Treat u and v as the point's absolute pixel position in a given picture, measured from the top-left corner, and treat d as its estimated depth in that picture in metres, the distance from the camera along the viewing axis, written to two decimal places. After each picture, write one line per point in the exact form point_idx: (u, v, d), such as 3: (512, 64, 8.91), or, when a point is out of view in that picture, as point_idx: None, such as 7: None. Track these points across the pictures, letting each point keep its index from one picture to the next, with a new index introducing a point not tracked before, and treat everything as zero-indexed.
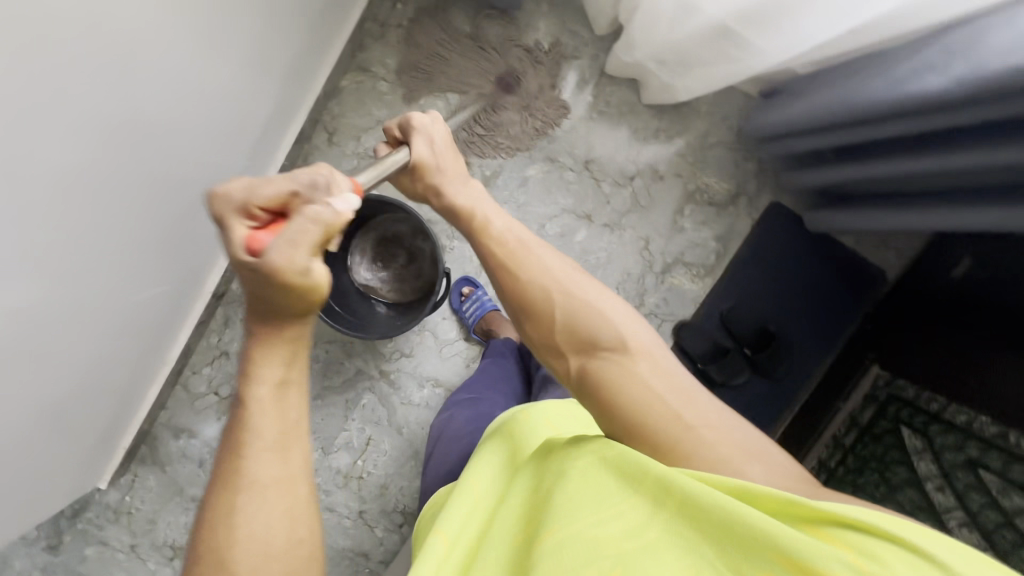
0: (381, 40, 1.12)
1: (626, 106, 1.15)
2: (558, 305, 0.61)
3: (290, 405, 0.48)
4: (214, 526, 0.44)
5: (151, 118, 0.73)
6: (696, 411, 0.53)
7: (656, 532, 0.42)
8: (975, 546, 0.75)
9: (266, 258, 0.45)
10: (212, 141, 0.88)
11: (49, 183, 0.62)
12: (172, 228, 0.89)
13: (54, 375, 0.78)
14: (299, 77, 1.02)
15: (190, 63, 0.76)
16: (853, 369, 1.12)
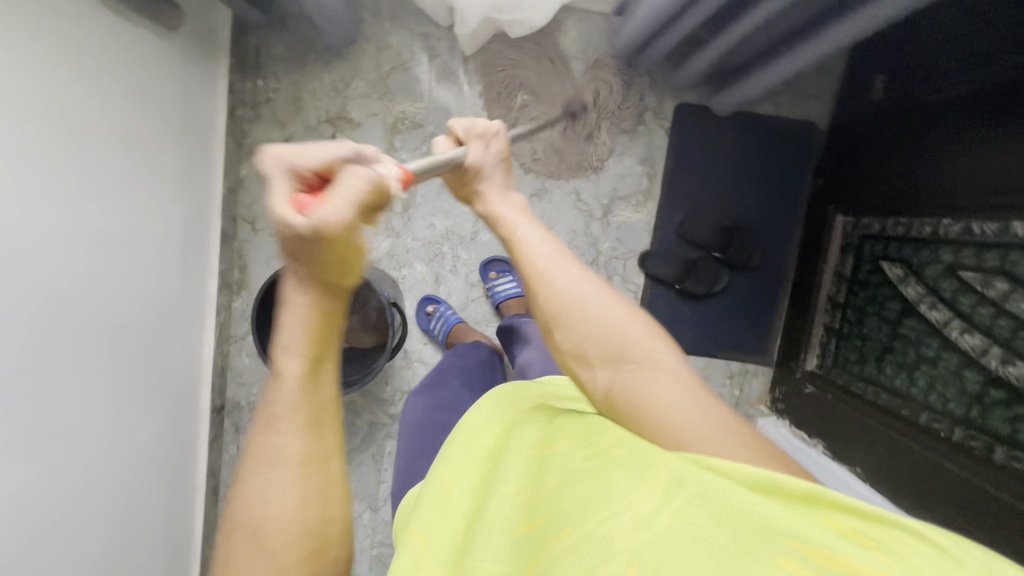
0: (257, 118, 1.14)
1: (501, 79, 1.15)
2: (592, 307, 0.54)
3: (325, 390, 0.46)
4: (253, 504, 0.43)
5: (89, 273, 0.76)
6: (728, 430, 0.48)
7: (667, 520, 0.37)
8: (979, 348, 0.72)
9: (313, 216, 0.38)
10: (139, 281, 0.89)
11: (24, 366, 0.65)
12: (140, 363, 0.91)
13: (98, 537, 0.81)
14: (195, 182, 1.04)
15: (102, 212, 0.79)
16: (821, 225, 1.09)
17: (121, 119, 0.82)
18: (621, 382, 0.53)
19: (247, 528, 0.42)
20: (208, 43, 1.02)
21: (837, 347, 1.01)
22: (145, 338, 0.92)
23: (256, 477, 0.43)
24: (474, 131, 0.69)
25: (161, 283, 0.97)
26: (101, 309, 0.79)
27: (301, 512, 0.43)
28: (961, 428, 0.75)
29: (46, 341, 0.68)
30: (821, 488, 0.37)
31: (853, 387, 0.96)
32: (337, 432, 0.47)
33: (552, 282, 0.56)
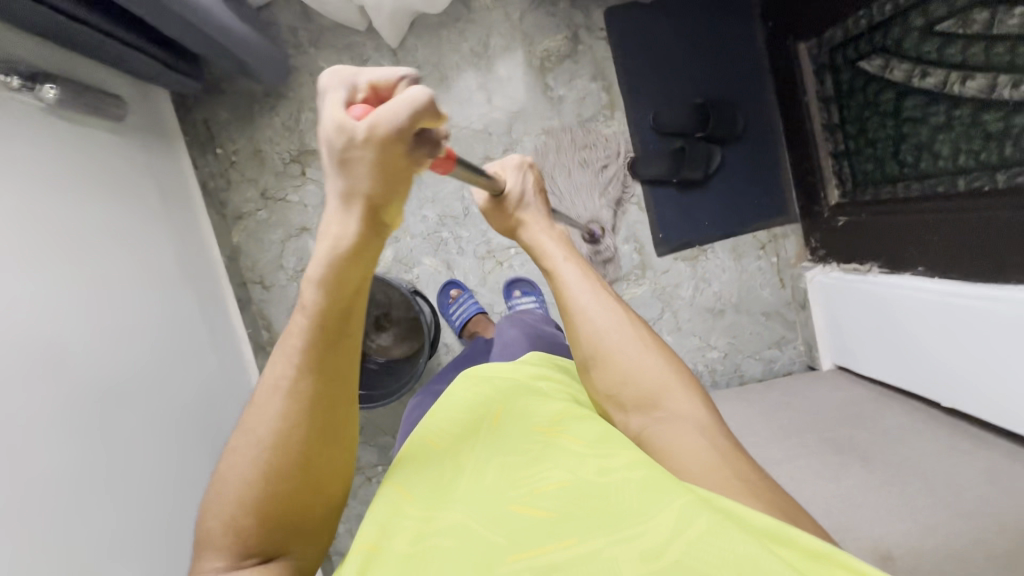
0: (229, 184, 1.17)
1: (434, 56, 1.16)
2: (626, 357, 0.64)
3: (344, 336, 0.51)
4: (258, 418, 0.51)
5: (104, 376, 0.78)
6: (740, 470, 0.54)
7: (674, 556, 0.42)
8: (986, 89, 0.69)
9: (371, 121, 0.41)
10: (170, 364, 0.92)
11: (55, 485, 0.67)
12: (198, 444, 0.95)
13: None
14: (197, 262, 1.08)
15: (102, 316, 0.81)
16: (788, 65, 1.07)
17: (105, 218, 0.86)
18: (649, 421, 0.61)
19: (246, 442, 0.51)
20: (158, 131, 1.07)
21: (853, 167, 0.99)
22: (193, 418, 0.95)
23: (262, 400, 0.51)
24: (509, 166, 0.78)
25: (196, 361, 1.00)
26: (137, 401, 0.83)
27: (291, 438, 0.50)
28: (1004, 171, 0.70)
29: (81, 453, 0.72)
30: (844, 555, 0.41)
31: (883, 197, 0.93)
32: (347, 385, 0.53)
33: (594, 326, 0.66)
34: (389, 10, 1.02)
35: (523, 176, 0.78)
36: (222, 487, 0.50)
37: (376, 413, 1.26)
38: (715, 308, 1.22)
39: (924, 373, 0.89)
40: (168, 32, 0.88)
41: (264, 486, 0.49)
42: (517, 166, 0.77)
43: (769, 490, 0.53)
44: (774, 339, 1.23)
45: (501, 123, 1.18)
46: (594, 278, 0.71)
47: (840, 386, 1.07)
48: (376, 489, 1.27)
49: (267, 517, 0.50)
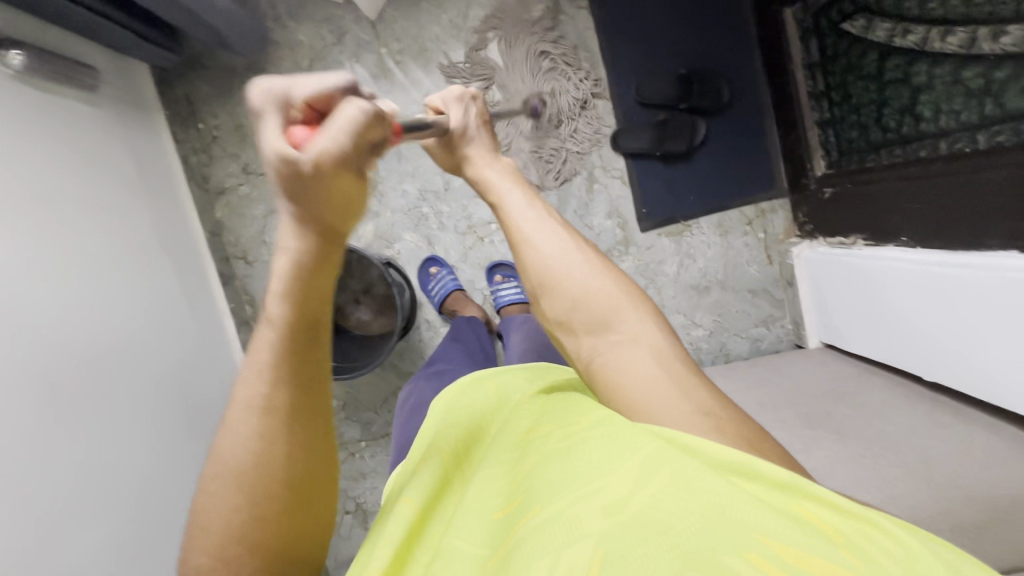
0: (211, 159, 1.18)
1: (414, 28, 1.14)
2: (576, 283, 0.60)
3: (314, 348, 0.48)
4: (226, 442, 0.47)
5: (76, 340, 0.79)
6: (702, 400, 0.53)
7: (639, 505, 0.41)
8: (965, 44, 0.66)
9: (309, 152, 0.37)
10: (146, 332, 0.93)
11: (25, 441, 0.68)
12: (178, 413, 0.96)
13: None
14: (176, 236, 1.09)
15: (76, 282, 0.82)
16: (774, 32, 1.04)
17: (79, 185, 0.87)
18: (603, 347, 0.59)
19: (217, 466, 0.47)
20: (136, 105, 1.07)
21: (839, 135, 0.96)
22: (172, 389, 0.96)
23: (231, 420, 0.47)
24: (451, 100, 0.72)
25: (176, 332, 1.02)
26: (112, 366, 0.84)
27: (271, 455, 0.47)
28: (985, 130, 0.67)
29: (54, 412, 0.73)
30: (802, 479, 0.40)
31: (868, 165, 0.90)
32: (323, 388, 0.50)
33: (544, 257, 0.62)
34: None
35: (465, 110, 0.73)
36: (198, 518, 0.47)
37: (360, 390, 1.27)
38: (700, 285, 1.20)
39: (912, 360, 0.86)
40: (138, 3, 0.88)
41: (245, 506, 0.46)
42: (458, 97, 0.72)
43: (733, 418, 0.52)
44: (761, 316, 1.21)
45: (481, 96, 1.16)
46: (542, 207, 0.67)
47: (825, 363, 1.04)
48: (360, 465, 1.28)
49: (257, 538, 0.47)
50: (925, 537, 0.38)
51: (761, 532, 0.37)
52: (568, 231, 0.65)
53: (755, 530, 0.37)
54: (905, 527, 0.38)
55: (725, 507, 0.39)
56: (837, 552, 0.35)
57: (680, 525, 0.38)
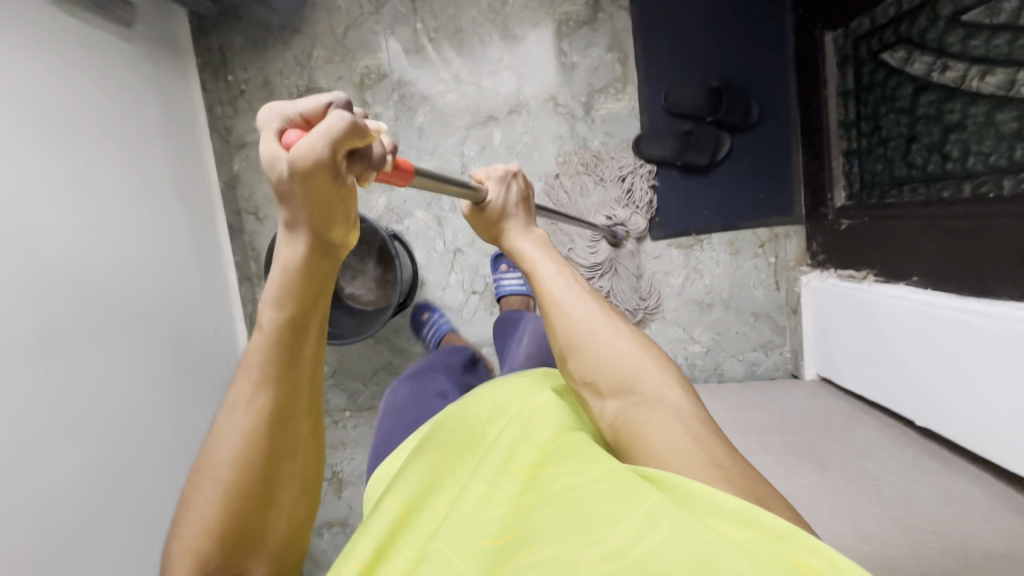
0: (236, 113, 1.19)
1: (452, 7, 1.15)
2: (602, 345, 0.62)
3: (304, 350, 0.50)
4: (216, 434, 0.49)
5: (80, 267, 0.80)
6: (723, 459, 0.51)
7: (637, 553, 0.38)
8: (1004, 85, 0.64)
9: (288, 153, 0.40)
10: (147, 271, 0.94)
11: (21, 354, 0.69)
12: (168, 357, 0.97)
13: (133, 524, 0.85)
14: (192, 183, 1.10)
15: (88, 212, 0.83)
16: (812, 56, 1.02)
17: (101, 117, 0.88)
18: (627, 406, 0.59)
19: (206, 455, 0.49)
20: (170, 48, 1.09)
21: (863, 167, 0.94)
22: (167, 330, 0.97)
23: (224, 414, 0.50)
24: (493, 175, 0.75)
25: (180, 276, 1.03)
26: (111, 298, 0.85)
27: (251, 451, 0.48)
28: (1012, 176, 0.65)
29: (51, 334, 0.74)
30: (800, 533, 0.38)
31: (887, 200, 0.88)
32: (309, 392, 0.51)
33: (572, 321, 0.64)
34: None
35: (505, 187, 0.75)
36: (182, 503, 0.49)
37: (351, 360, 1.27)
38: (703, 302, 1.19)
39: (906, 407, 0.84)
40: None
41: (223, 494, 0.48)
42: (501, 177, 0.75)
43: (752, 479, 0.49)
44: (761, 341, 1.19)
45: (510, 83, 1.16)
46: (573, 277, 0.69)
47: (819, 396, 1.03)
48: (342, 434, 1.29)
49: (227, 527, 0.48)
50: None
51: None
52: (596, 296, 0.68)
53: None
54: None
55: (723, 559, 0.36)
56: None
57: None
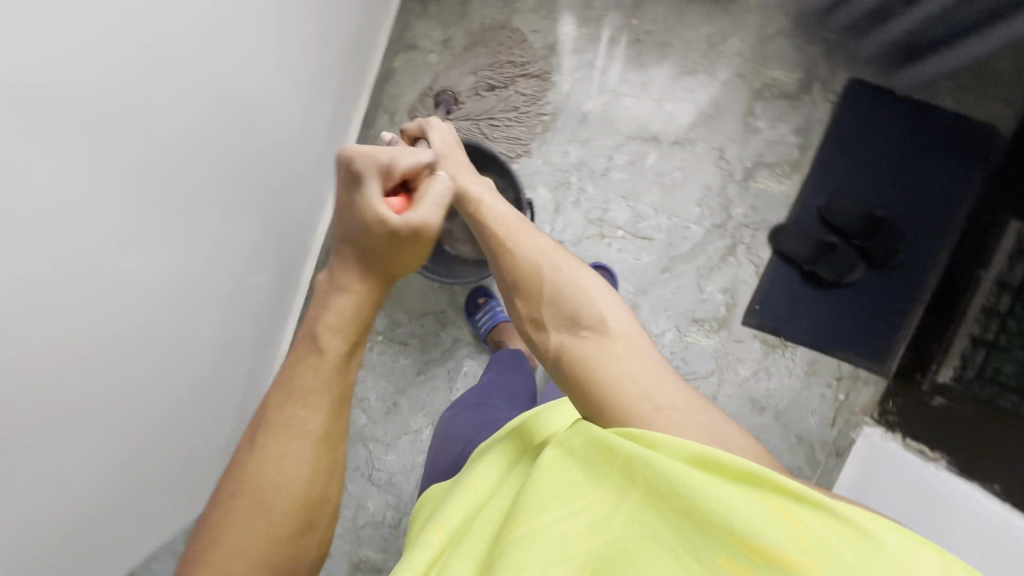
0: (423, 17, 1.18)
1: (672, 19, 1.13)
2: (547, 273, 0.61)
3: (342, 376, 0.57)
4: (252, 460, 0.53)
5: (247, 92, 0.77)
6: (675, 401, 0.52)
7: (622, 521, 0.41)
8: None
9: (420, 217, 0.57)
10: (290, 116, 0.91)
11: (174, 146, 0.66)
12: (267, 211, 0.94)
13: (187, 360, 0.82)
14: (357, 60, 1.08)
15: (275, 41, 0.81)
16: (987, 234, 1.01)
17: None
18: (572, 342, 0.58)
19: (240, 477, 0.53)
20: None
21: (988, 360, 0.94)
22: (279, 184, 0.95)
23: (261, 438, 0.53)
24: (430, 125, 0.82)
25: (307, 138, 0.99)
26: (254, 134, 0.82)
27: (297, 478, 0.53)
28: None
29: (202, 145, 0.71)
30: (759, 468, 0.40)
31: (1000, 404, 0.89)
32: (348, 412, 0.58)
33: (517, 252, 0.64)
34: None
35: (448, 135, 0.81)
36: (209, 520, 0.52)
37: (408, 291, 1.27)
38: (757, 403, 1.15)
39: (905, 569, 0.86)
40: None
41: (255, 516, 0.51)
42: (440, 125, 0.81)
43: (724, 436, 0.49)
44: (793, 467, 1.13)
45: (688, 115, 1.14)
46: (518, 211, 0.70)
47: None
48: (364, 354, 1.27)
49: (266, 550, 0.51)
50: (883, 522, 0.39)
51: (730, 516, 0.37)
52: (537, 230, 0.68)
53: (720, 506, 0.38)
54: (866, 518, 0.38)
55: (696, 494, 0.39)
56: (798, 544, 0.36)
57: (666, 535, 0.39)
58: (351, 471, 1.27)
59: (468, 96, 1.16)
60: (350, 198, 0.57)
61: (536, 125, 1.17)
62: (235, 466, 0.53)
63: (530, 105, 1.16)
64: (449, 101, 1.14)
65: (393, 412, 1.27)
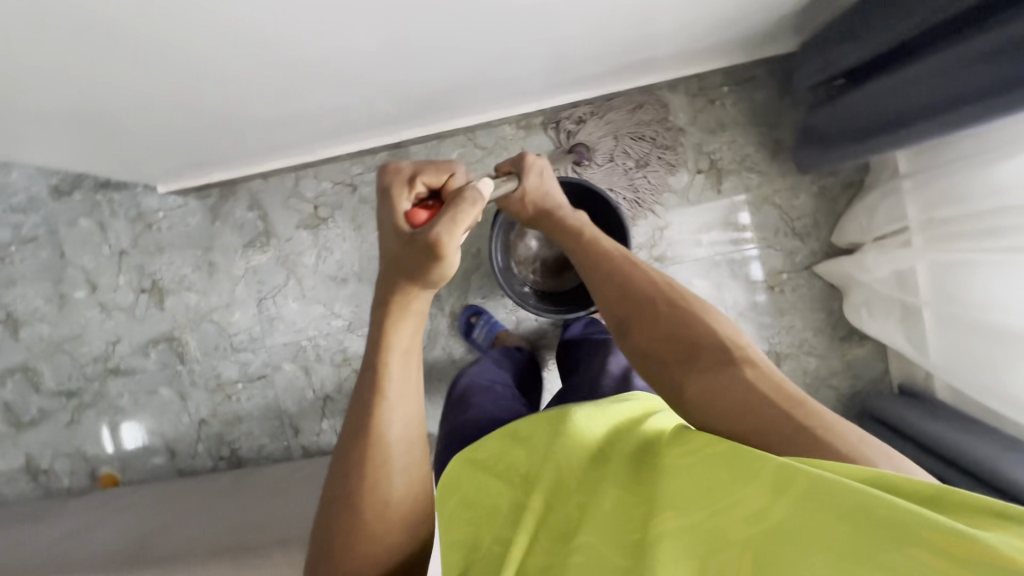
0: (691, 98, 1.19)
1: (802, 304, 1.23)
2: (662, 307, 0.68)
3: (403, 381, 0.67)
4: (334, 508, 0.61)
5: (567, 10, 0.78)
6: (822, 419, 0.52)
7: (784, 515, 0.38)
8: None
9: (433, 236, 0.65)
10: (551, 37, 0.86)
11: None
12: (451, 66, 0.90)
13: (248, 53, 0.72)
14: (624, 69, 1.07)
15: (622, 12, 0.82)
16: None
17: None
18: (696, 374, 0.60)
19: (327, 530, 0.60)
20: (759, 44, 1.08)
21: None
22: (484, 61, 0.90)
23: (340, 480, 0.62)
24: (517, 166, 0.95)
25: (527, 68, 0.97)
26: (530, 28, 0.82)
27: (388, 481, 0.62)
28: None
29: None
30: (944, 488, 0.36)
31: None
32: (418, 424, 0.67)
33: (634, 283, 0.73)
34: (865, 279, 1.12)
35: (530, 174, 0.94)
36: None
37: None
38: None
39: None
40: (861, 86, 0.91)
41: (356, 537, 0.59)
42: (529, 165, 0.95)
43: (880, 452, 0.49)
44: None
45: None
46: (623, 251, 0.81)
47: None
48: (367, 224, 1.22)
49: (382, 539, 0.60)
50: None
51: (903, 518, 0.33)
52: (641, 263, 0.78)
53: (887, 507, 0.35)
54: None
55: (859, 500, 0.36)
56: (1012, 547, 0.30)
57: (828, 529, 0.35)
58: (256, 280, 1.24)
59: (602, 161, 1.19)
60: (389, 208, 0.73)
61: (657, 250, 1.22)
62: (337, 480, 0.63)
63: (650, 196, 1.20)
64: (583, 154, 1.18)
65: (336, 283, 1.24)
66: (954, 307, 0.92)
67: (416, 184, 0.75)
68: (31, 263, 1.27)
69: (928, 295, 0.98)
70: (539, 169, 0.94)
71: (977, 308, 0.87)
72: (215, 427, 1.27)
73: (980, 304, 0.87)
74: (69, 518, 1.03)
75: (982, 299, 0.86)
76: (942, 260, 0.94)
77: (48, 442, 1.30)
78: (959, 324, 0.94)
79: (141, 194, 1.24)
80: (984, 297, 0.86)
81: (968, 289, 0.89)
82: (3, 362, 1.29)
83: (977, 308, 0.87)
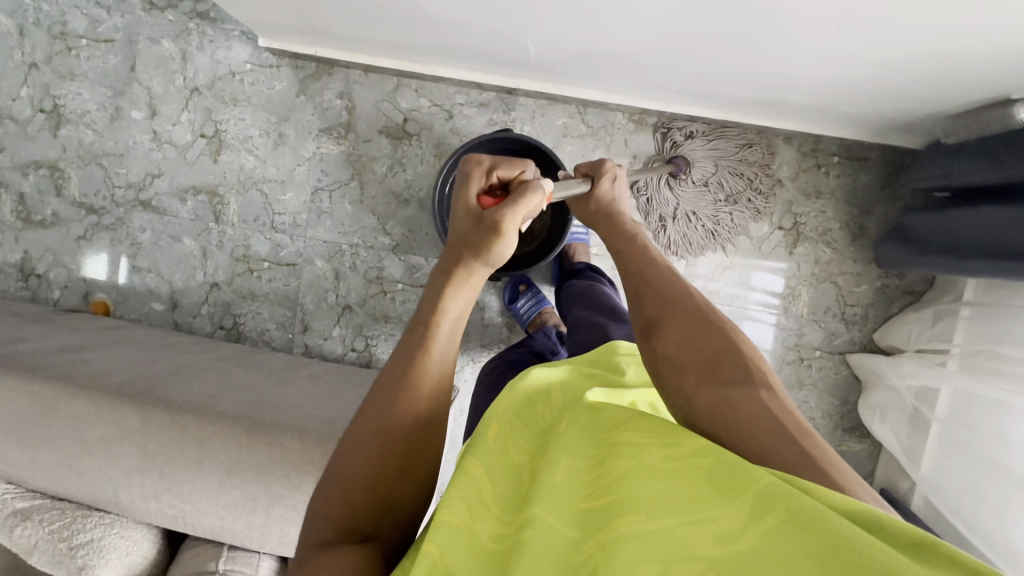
0: (799, 155, 1.19)
1: (823, 384, 1.26)
2: (688, 306, 0.57)
3: (451, 340, 0.52)
4: (354, 433, 0.48)
5: (729, 31, 0.77)
6: (833, 462, 0.44)
7: (753, 541, 0.33)
8: None
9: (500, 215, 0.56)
10: (714, 48, 0.84)
11: None
12: (604, 37, 0.88)
13: None
14: (755, 104, 1.06)
15: (791, 52, 0.81)
16: None
17: (905, 76, 0.81)
18: (710, 390, 0.50)
19: (342, 458, 0.47)
20: (886, 129, 1.08)
21: None
22: (637, 43, 0.88)
23: (368, 410, 0.49)
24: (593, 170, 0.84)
25: (674, 66, 0.95)
26: (691, 33, 0.81)
27: (398, 427, 0.47)
28: None
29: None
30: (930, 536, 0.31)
31: None
32: (440, 383, 0.50)
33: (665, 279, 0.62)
34: (889, 383, 1.16)
35: (604, 180, 0.82)
36: (320, 513, 0.46)
37: None
38: None
39: None
40: (976, 205, 0.93)
41: (356, 485, 0.46)
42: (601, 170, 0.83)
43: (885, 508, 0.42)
44: None
45: None
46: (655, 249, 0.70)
47: None
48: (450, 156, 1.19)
49: (377, 495, 0.46)
50: None
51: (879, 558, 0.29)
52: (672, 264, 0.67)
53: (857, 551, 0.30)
54: None
55: (838, 537, 0.31)
56: None
57: (801, 561, 0.31)
58: (319, 168, 1.20)
59: (697, 182, 1.19)
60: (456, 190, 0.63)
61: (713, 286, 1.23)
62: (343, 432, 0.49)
63: (727, 233, 1.21)
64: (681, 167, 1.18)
65: (398, 202, 1.20)
66: (964, 434, 0.96)
67: (491, 176, 0.64)
68: (97, 64, 1.20)
69: (942, 411, 1.02)
70: (613, 176, 0.82)
71: (985, 441, 0.91)
72: (225, 295, 1.24)
73: (987, 437, 0.90)
74: (66, 330, 1.00)
75: (992, 433, 0.90)
76: (966, 385, 0.97)
77: (51, 247, 1.25)
78: (957, 447, 0.98)
79: (236, 39, 1.18)
80: (993, 430, 0.90)
81: (983, 414, 0.92)
82: (35, 152, 1.24)
83: (986, 441, 0.91)
